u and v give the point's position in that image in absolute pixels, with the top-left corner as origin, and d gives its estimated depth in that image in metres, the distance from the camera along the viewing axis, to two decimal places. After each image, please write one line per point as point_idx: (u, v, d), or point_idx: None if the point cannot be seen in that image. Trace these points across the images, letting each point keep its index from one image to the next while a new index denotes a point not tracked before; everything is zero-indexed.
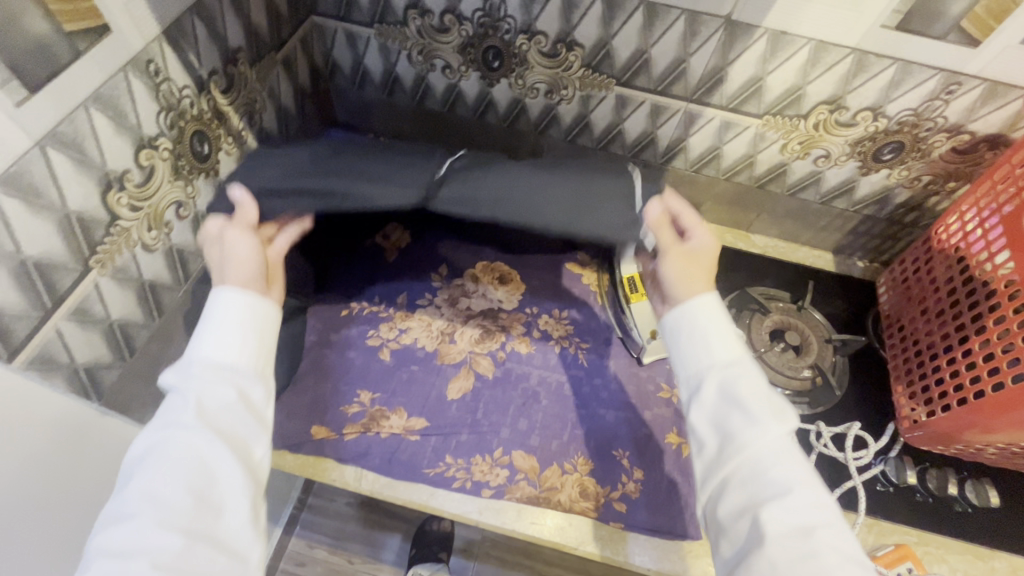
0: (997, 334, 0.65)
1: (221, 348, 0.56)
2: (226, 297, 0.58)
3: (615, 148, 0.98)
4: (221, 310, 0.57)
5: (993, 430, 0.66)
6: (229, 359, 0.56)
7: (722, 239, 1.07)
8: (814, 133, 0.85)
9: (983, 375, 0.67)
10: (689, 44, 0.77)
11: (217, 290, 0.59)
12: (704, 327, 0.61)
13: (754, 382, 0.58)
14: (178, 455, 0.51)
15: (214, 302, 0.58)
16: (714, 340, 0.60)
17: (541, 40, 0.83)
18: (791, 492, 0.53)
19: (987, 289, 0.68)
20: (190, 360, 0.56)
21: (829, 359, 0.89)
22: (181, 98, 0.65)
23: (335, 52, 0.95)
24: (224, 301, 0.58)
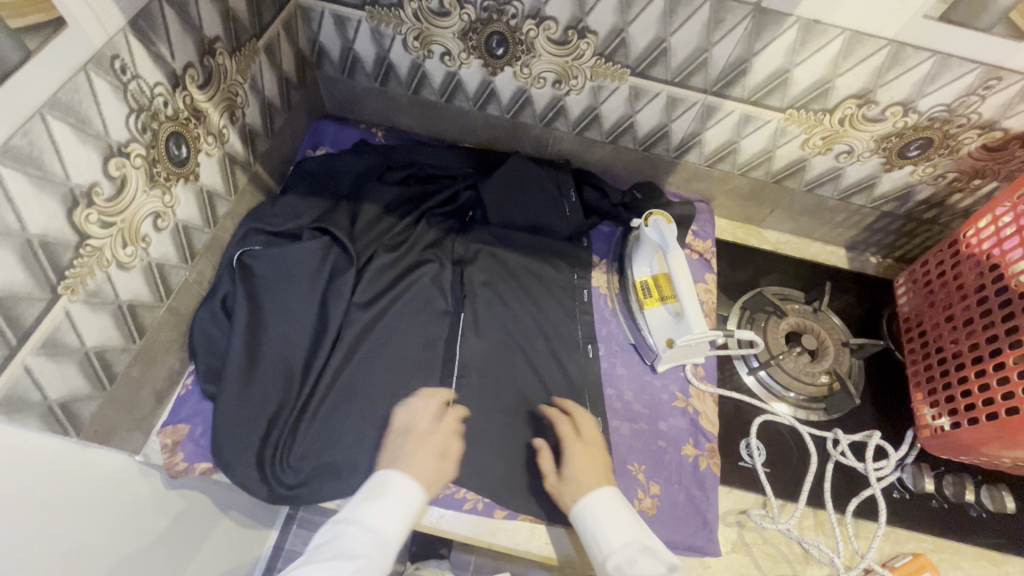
0: None
1: (386, 518, 0.62)
2: (406, 484, 0.64)
3: (626, 141, 0.92)
4: (382, 510, 0.62)
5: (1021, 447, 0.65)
6: (384, 543, 0.61)
7: (733, 235, 1.03)
8: (838, 128, 0.80)
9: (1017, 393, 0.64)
10: (712, 33, 0.72)
11: (392, 471, 0.65)
12: (606, 518, 0.64)
13: (651, 557, 0.63)
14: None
15: (386, 489, 0.64)
16: (611, 525, 0.64)
17: (551, 27, 0.76)
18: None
19: None
20: (363, 496, 0.64)
21: (846, 363, 0.86)
22: (154, 98, 0.58)
23: (322, 36, 0.86)
24: (396, 493, 0.63)
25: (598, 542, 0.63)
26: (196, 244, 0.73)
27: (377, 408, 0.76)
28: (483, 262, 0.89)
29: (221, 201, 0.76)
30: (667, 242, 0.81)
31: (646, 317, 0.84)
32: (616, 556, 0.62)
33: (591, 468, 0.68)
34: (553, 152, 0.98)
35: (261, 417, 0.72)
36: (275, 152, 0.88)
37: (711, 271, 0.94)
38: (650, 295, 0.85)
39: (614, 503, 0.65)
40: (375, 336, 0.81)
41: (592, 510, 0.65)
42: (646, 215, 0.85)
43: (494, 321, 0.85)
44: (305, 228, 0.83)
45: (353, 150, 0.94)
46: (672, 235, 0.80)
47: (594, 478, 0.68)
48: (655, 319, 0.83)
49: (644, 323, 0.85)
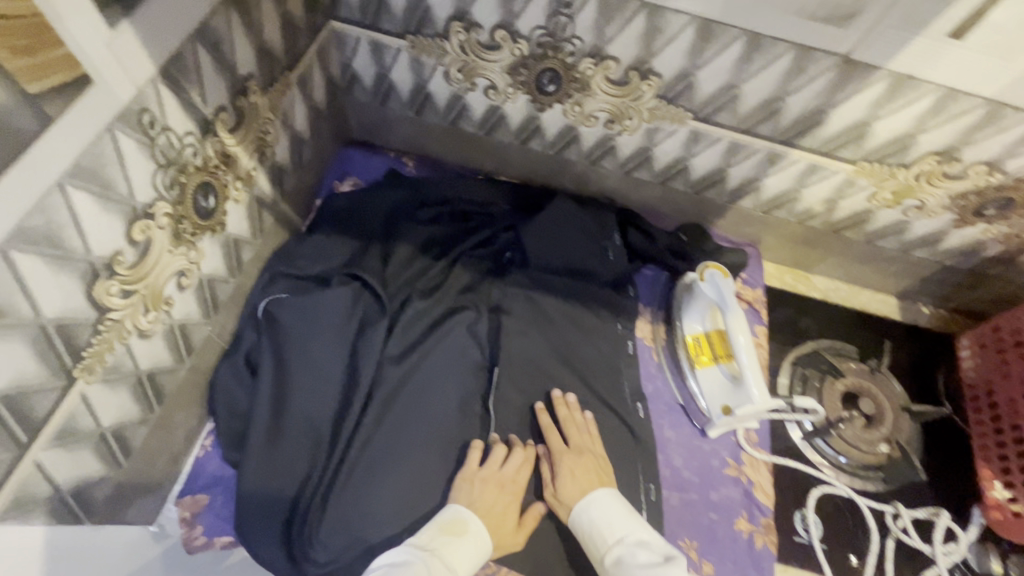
0: None
1: (463, 558, 0.62)
2: (483, 534, 0.65)
3: (676, 183, 0.86)
4: (460, 550, 0.63)
5: None
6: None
7: (781, 281, 0.97)
8: (912, 183, 0.75)
9: None
10: (791, 82, 0.66)
11: (475, 516, 0.65)
12: (599, 513, 0.66)
13: (652, 548, 0.64)
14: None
15: (467, 532, 0.64)
16: (611, 514, 0.66)
17: (611, 66, 0.70)
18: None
19: None
20: (441, 529, 0.64)
21: (905, 431, 0.82)
22: (183, 150, 0.52)
23: (356, 62, 0.80)
24: (476, 539, 0.64)
25: (598, 536, 0.65)
26: (219, 296, 0.66)
27: (412, 475, 0.70)
28: (520, 309, 0.83)
29: (246, 247, 0.69)
30: (725, 300, 0.75)
31: (698, 376, 0.80)
32: (618, 548, 0.64)
33: (579, 473, 0.69)
34: (595, 190, 0.92)
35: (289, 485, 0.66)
36: (302, 186, 0.82)
37: (762, 321, 0.89)
38: (703, 353, 0.80)
39: (611, 502, 0.67)
40: (408, 392, 0.74)
41: (587, 510, 0.67)
42: (700, 268, 0.79)
43: (535, 376, 0.79)
44: (335, 272, 0.77)
45: (384, 183, 0.88)
46: (729, 293, 0.75)
47: (585, 482, 0.69)
48: (709, 381, 0.79)
49: (696, 383, 0.80)
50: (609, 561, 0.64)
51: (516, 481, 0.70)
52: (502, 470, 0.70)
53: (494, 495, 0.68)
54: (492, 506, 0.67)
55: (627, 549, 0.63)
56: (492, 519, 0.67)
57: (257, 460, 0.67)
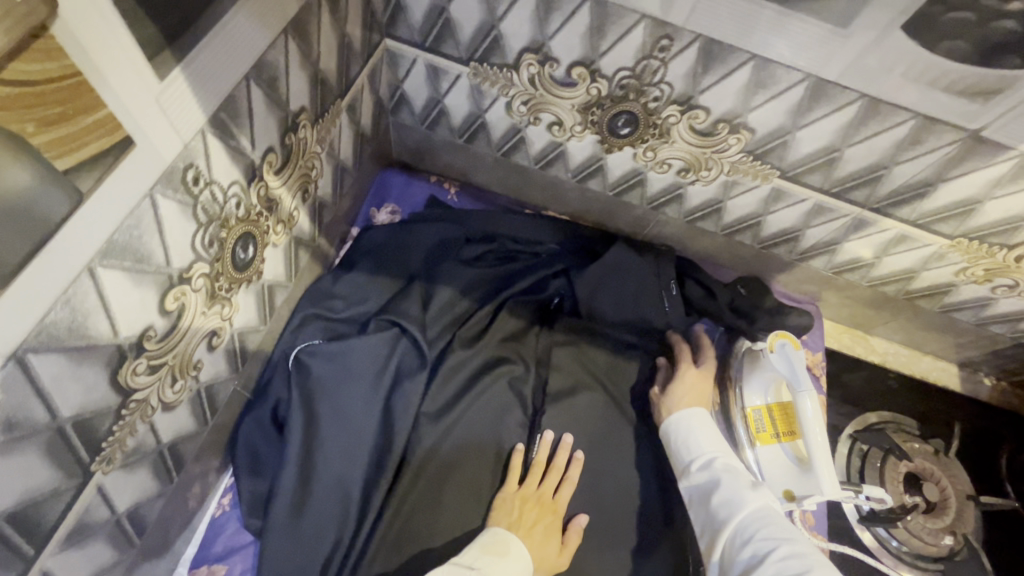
0: None
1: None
2: (526, 557, 0.60)
3: (743, 237, 0.80)
4: (505, 571, 0.58)
5: None
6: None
7: (838, 341, 0.91)
8: (1010, 264, 0.69)
9: None
10: (902, 151, 0.59)
11: (514, 536, 0.61)
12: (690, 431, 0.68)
13: (736, 468, 0.63)
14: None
15: (509, 551, 0.59)
16: (700, 433, 0.67)
17: (698, 116, 0.62)
18: (787, 542, 0.53)
19: None
20: (483, 548, 0.59)
21: (969, 523, 0.77)
22: (226, 202, 0.45)
23: (408, 84, 0.73)
24: (518, 556, 0.59)
25: (684, 452, 0.67)
26: (249, 347, 0.60)
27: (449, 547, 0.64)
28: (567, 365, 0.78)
29: (280, 290, 0.62)
30: (798, 378, 0.69)
31: (756, 453, 0.74)
32: (705, 458, 0.65)
33: (698, 390, 0.71)
34: (651, 234, 0.85)
35: (314, 557, 0.60)
36: (339, 215, 0.74)
37: (821, 390, 0.83)
38: (763, 428, 0.74)
39: (705, 426, 0.67)
40: (445, 457, 0.68)
41: (686, 420, 0.68)
42: (770, 337, 0.73)
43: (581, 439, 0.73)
44: (372, 316, 0.70)
45: (426, 215, 0.81)
46: (803, 372, 0.68)
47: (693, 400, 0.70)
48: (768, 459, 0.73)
49: (753, 460, 0.74)
50: (691, 486, 0.64)
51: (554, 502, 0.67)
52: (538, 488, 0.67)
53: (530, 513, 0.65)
54: (531, 524, 0.63)
55: (711, 467, 0.64)
56: (532, 539, 0.62)
57: (281, 528, 0.60)
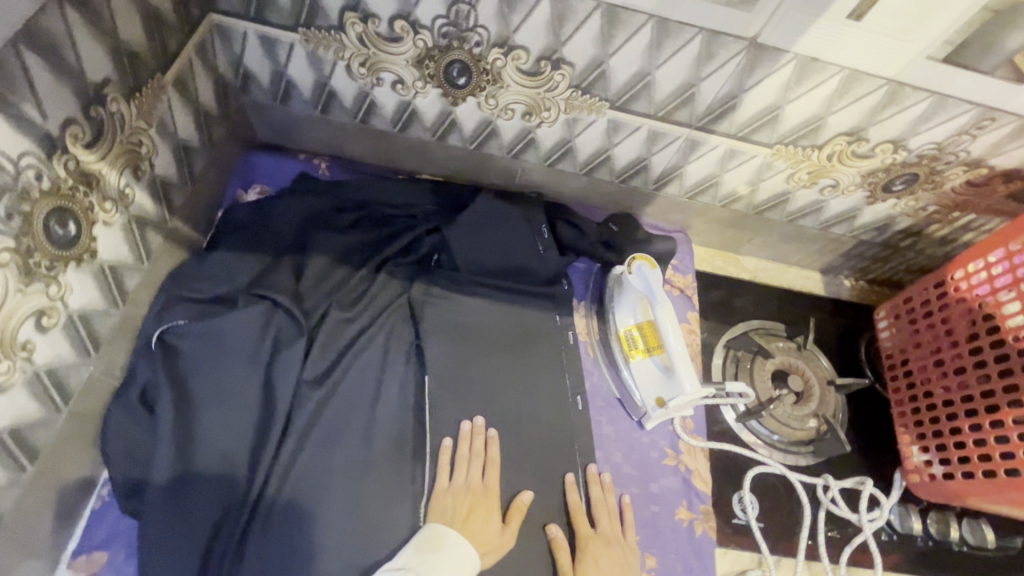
0: (991, 422, 0.67)
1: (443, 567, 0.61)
2: (461, 540, 0.64)
3: (602, 173, 0.84)
4: (440, 564, 0.61)
5: (959, 499, 0.73)
6: None
7: (711, 264, 0.97)
8: (826, 164, 0.76)
9: (971, 455, 0.69)
10: (702, 67, 0.64)
11: (453, 531, 0.65)
12: None
13: None
14: None
15: (445, 544, 0.63)
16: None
17: (521, 56, 0.66)
18: None
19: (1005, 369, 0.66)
20: (417, 548, 0.63)
21: (832, 404, 0.84)
22: (20, 174, 0.45)
23: (248, 59, 0.73)
24: (454, 541, 0.64)
25: None
26: (100, 331, 0.59)
27: (347, 493, 0.67)
28: (442, 320, 0.79)
29: (129, 273, 0.62)
30: (653, 291, 0.75)
31: (631, 367, 0.80)
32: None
33: (604, 563, 0.67)
34: (521, 185, 0.89)
35: (194, 529, 0.60)
36: (198, 198, 0.74)
37: (694, 308, 0.90)
38: (636, 344, 0.80)
39: None
40: (329, 418, 0.70)
41: None
42: (629, 260, 0.79)
43: (468, 378, 0.77)
44: (240, 292, 0.70)
45: (295, 189, 0.81)
46: (658, 287, 0.75)
47: (608, 564, 0.67)
48: (642, 371, 0.79)
49: (628, 374, 0.80)
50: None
51: (485, 486, 0.70)
52: (470, 483, 0.70)
53: (467, 506, 0.68)
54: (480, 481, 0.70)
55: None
56: (470, 528, 0.66)
57: (157, 507, 0.60)
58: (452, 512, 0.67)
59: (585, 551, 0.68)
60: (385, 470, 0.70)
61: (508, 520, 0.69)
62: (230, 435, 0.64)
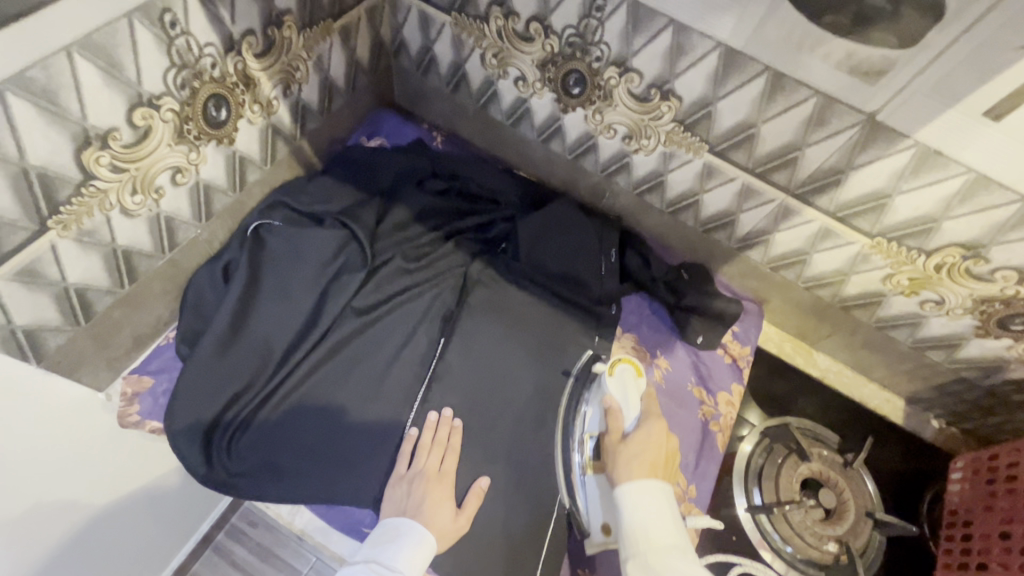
0: None
1: (399, 553, 0.62)
2: (416, 527, 0.64)
3: (686, 217, 0.84)
4: (397, 553, 0.62)
5: None
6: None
7: (779, 347, 0.91)
8: (932, 274, 0.69)
9: None
10: (811, 131, 0.62)
11: (406, 519, 0.65)
12: None
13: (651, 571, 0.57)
14: None
15: (399, 532, 0.64)
16: (653, 527, 0.60)
17: (634, 79, 0.69)
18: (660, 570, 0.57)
19: None
20: (375, 541, 0.65)
21: (864, 536, 0.74)
22: (201, 57, 0.57)
23: (406, 30, 0.84)
24: (410, 529, 0.64)
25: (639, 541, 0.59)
26: (215, 205, 0.71)
27: (346, 414, 0.73)
28: (483, 301, 0.83)
29: (254, 168, 0.74)
30: (630, 406, 0.70)
31: (586, 479, 0.71)
32: (653, 555, 0.57)
33: None
34: (606, 206, 0.91)
35: (221, 390, 0.70)
36: (328, 131, 0.86)
37: (740, 381, 0.84)
38: (593, 455, 0.72)
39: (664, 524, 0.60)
40: (359, 345, 0.77)
41: None
42: (611, 362, 0.72)
43: (490, 359, 0.80)
44: (330, 215, 0.80)
45: (407, 148, 0.91)
46: (638, 404, 0.69)
47: (646, 468, 0.64)
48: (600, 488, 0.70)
49: (582, 487, 0.72)
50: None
51: (442, 472, 0.70)
52: (427, 470, 0.70)
53: (423, 490, 0.68)
54: (436, 471, 0.70)
55: (655, 562, 0.57)
56: (420, 509, 0.66)
57: (200, 360, 0.70)
58: (407, 490, 0.68)
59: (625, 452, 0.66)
60: (386, 409, 0.75)
61: (463, 510, 0.69)
62: (275, 326, 0.74)
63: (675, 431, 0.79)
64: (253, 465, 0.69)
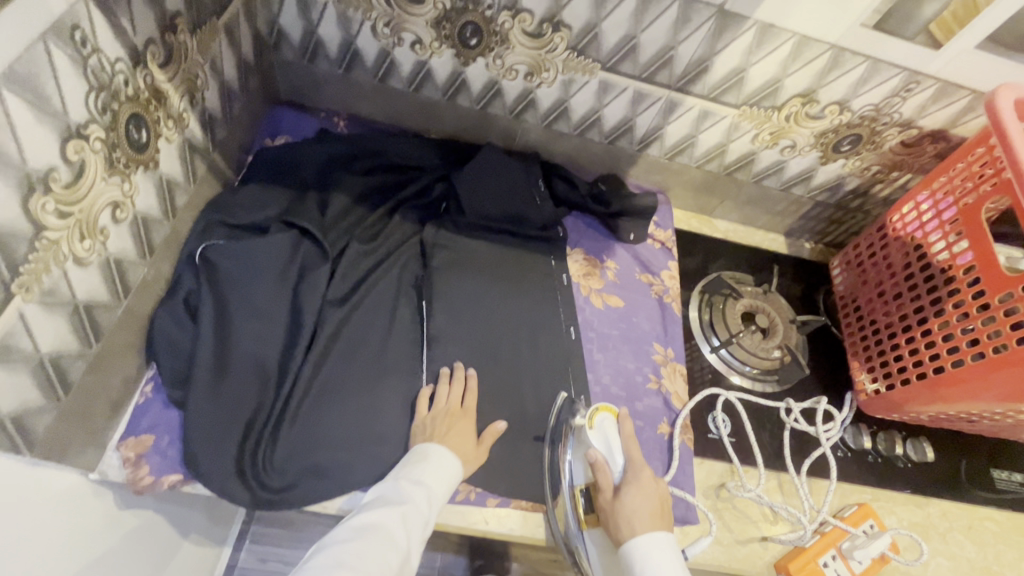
0: (919, 331, 0.79)
1: (429, 475, 0.68)
2: (444, 452, 0.70)
3: (592, 134, 0.96)
4: (429, 471, 0.68)
5: (904, 409, 0.84)
6: (432, 499, 0.66)
7: (688, 224, 1.08)
8: (784, 124, 0.89)
9: (908, 365, 0.82)
10: (679, 31, 0.76)
11: (432, 444, 0.71)
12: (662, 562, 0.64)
13: None
14: (351, 542, 0.61)
15: (427, 454, 0.70)
16: (665, 570, 0.63)
17: (526, 18, 0.77)
18: None
19: (929, 285, 0.79)
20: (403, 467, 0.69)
21: (794, 339, 0.96)
22: (115, 76, 0.53)
23: (283, 18, 0.82)
24: (439, 453, 0.70)
25: None
26: (154, 238, 0.67)
27: (365, 396, 0.75)
28: (447, 259, 0.88)
29: (180, 191, 0.70)
30: (614, 452, 0.75)
31: (585, 534, 0.72)
32: None
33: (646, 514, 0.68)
34: (520, 146, 1.00)
35: (233, 419, 0.67)
36: (232, 140, 0.82)
37: (672, 258, 1.00)
38: (587, 509, 0.73)
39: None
40: (351, 330, 0.78)
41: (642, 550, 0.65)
42: (591, 412, 0.78)
43: (473, 307, 0.86)
44: (272, 221, 0.78)
45: (317, 138, 0.90)
46: (622, 455, 0.74)
47: (648, 515, 0.67)
48: (601, 539, 0.72)
49: (583, 543, 0.72)
50: None
51: (464, 406, 0.76)
52: (452, 409, 0.75)
53: (450, 424, 0.74)
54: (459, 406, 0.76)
55: None
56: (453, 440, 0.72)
57: (201, 397, 0.67)
58: (433, 426, 0.73)
59: (622, 506, 0.69)
60: (399, 379, 0.78)
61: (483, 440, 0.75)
62: (262, 340, 0.72)
63: (640, 313, 0.93)
64: (296, 474, 0.68)
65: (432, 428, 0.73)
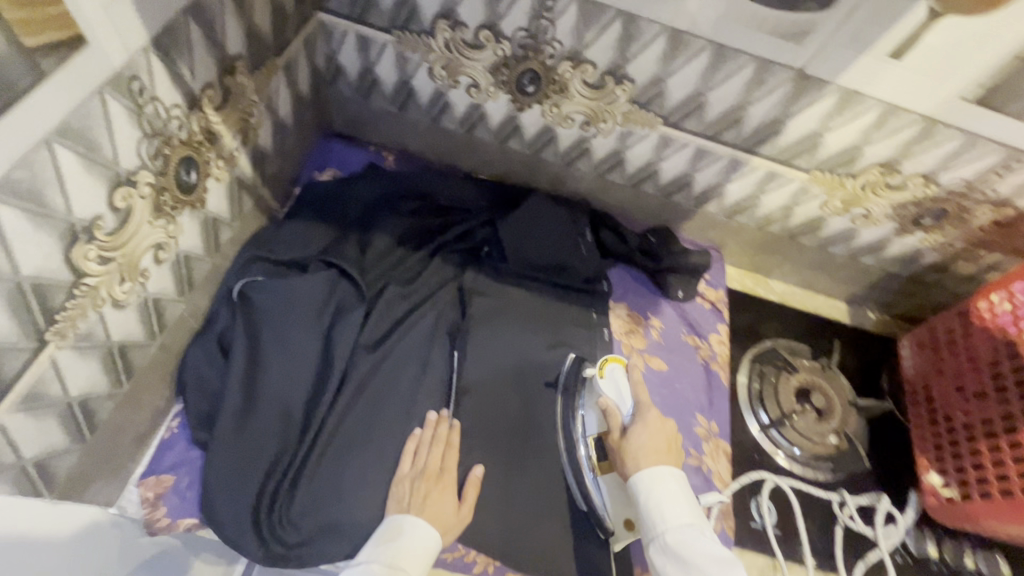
0: (1007, 443, 0.71)
1: (411, 555, 0.61)
2: (418, 525, 0.64)
3: (646, 186, 0.91)
4: (405, 553, 0.61)
5: (978, 521, 0.76)
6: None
7: (741, 284, 1.02)
8: (859, 193, 0.82)
9: (989, 476, 0.73)
10: (752, 92, 0.71)
11: (406, 515, 0.64)
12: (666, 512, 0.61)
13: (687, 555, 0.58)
14: None
15: (403, 527, 0.63)
16: (670, 506, 0.61)
17: (588, 70, 0.74)
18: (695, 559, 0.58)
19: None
20: (377, 541, 0.63)
21: (853, 422, 0.89)
22: (169, 121, 0.52)
23: (342, 55, 0.82)
24: (413, 527, 0.63)
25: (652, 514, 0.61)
26: (194, 274, 0.66)
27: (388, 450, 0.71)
28: (484, 307, 0.85)
29: (225, 227, 0.70)
30: (625, 401, 0.70)
31: (597, 476, 0.72)
32: (674, 534, 0.60)
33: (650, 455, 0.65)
34: (569, 191, 0.96)
35: (252, 466, 0.65)
36: (281, 173, 0.82)
37: (723, 321, 0.94)
38: (600, 455, 0.73)
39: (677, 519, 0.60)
40: (380, 378, 0.75)
41: (644, 496, 0.63)
42: (600, 363, 0.73)
43: (506, 360, 0.82)
44: (312, 259, 0.77)
45: (365, 173, 0.89)
46: (631, 396, 0.70)
47: (654, 452, 0.65)
48: (615, 486, 0.71)
49: (595, 483, 0.72)
50: None
51: (441, 469, 0.70)
52: (427, 466, 0.69)
53: (425, 490, 0.68)
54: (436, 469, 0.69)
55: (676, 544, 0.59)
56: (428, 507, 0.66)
57: (224, 440, 0.66)
58: (412, 490, 0.67)
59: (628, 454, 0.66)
60: None
61: (465, 499, 0.69)
62: (290, 384, 0.70)
63: (684, 380, 0.86)
64: (309, 530, 0.66)
65: (408, 494, 0.67)
